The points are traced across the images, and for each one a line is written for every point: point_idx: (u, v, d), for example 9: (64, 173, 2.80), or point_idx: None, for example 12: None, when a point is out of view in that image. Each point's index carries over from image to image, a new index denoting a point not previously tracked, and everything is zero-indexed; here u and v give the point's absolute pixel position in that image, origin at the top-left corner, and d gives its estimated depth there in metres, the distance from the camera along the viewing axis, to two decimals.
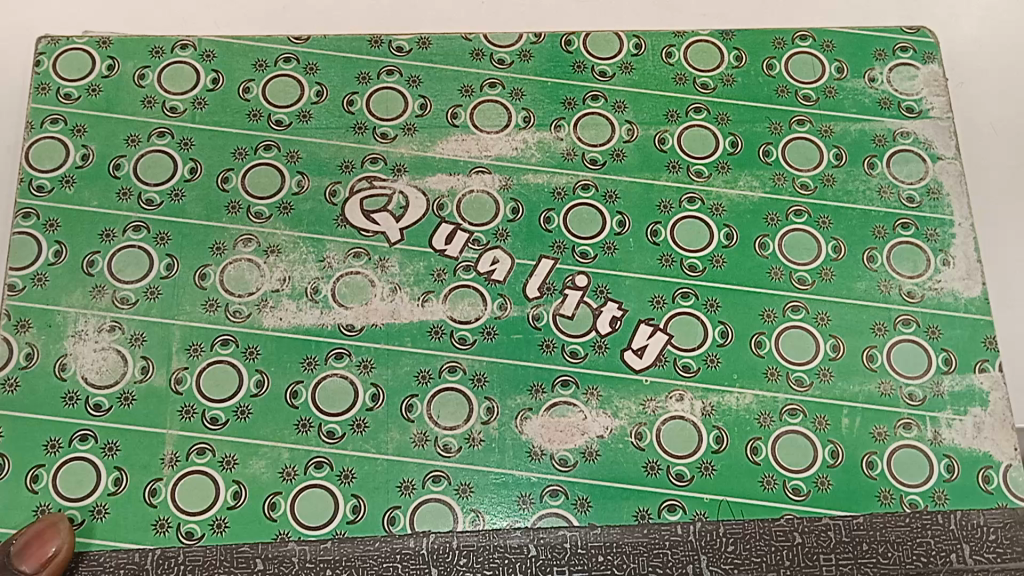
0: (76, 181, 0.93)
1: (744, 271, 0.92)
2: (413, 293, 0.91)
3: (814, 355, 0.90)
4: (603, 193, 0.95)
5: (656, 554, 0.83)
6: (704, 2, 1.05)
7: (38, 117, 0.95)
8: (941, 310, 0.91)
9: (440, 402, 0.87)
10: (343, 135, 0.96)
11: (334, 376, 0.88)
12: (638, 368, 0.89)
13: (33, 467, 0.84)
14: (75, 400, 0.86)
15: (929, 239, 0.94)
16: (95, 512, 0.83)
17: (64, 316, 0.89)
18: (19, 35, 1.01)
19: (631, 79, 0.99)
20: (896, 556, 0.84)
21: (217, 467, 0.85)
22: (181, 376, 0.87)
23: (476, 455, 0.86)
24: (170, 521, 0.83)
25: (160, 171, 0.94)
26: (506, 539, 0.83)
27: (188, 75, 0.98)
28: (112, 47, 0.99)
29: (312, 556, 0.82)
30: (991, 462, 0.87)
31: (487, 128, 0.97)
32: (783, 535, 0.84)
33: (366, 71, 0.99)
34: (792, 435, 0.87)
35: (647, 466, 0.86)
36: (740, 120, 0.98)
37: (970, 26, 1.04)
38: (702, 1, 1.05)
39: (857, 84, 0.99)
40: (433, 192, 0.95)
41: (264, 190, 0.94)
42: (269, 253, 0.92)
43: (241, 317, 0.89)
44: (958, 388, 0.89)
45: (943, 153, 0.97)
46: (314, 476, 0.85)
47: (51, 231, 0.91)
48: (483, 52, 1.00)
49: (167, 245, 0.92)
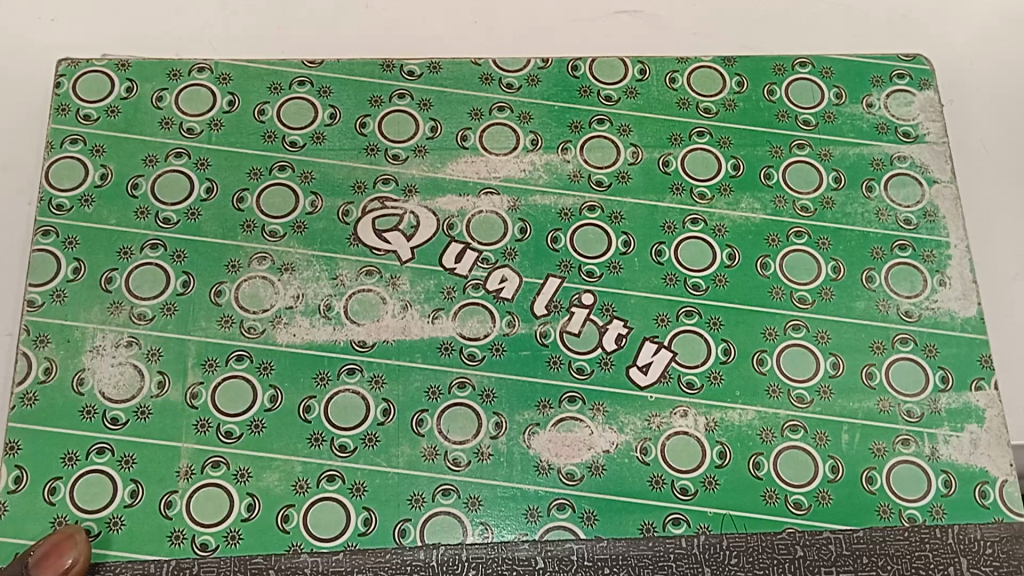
0: (95, 201, 0.96)
1: (746, 290, 0.95)
2: (423, 310, 0.93)
3: (814, 372, 0.92)
4: (609, 214, 0.97)
5: (661, 566, 0.85)
6: (699, 21, 1.08)
7: (57, 138, 0.98)
8: (938, 329, 0.94)
9: (449, 417, 0.89)
10: (356, 156, 0.99)
11: (345, 391, 0.90)
12: (643, 384, 0.91)
13: (51, 479, 0.86)
14: (93, 413, 0.88)
15: (926, 260, 0.96)
16: (111, 524, 0.85)
17: (82, 331, 0.91)
18: (41, 59, 1.04)
19: (635, 103, 1.02)
20: (895, 569, 0.85)
21: (232, 480, 0.86)
22: (196, 391, 0.89)
23: (485, 469, 0.88)
24: (186, 532, 0.85)
25: (177, 191, 0.97)
26: (514, 551, 0.85)
27: (205, 97, 1.01)
28: (131, 69, 1.02)
29: (324, 568, 0.84)
30: (987, 477, 0.89)
31: (495, 150, 1.00)
32: (786, 549, 0.86)
33: (378, 95, 1.01)
34: (793, 450, 0.89)
35: (652, 480, 0.88)
36: (741, 144, 1.01)
37: (964, 53, 1.07)
38: (698, 21, 1.08)
39: (855, 110, 1.02)
40: (443, 212, 0.97)
41: (279, 210, 0.96)
42: (283, 271, 0.94)
43: (255, 333, 0.91)
44: (955, 405, 0.91)
45: (939, 177, 1.00)
46: (326, 489, 0.86)
47: (70, 249, 0.94)
48: (492, 77, 1.02)
49: (183, 262, 0.94)
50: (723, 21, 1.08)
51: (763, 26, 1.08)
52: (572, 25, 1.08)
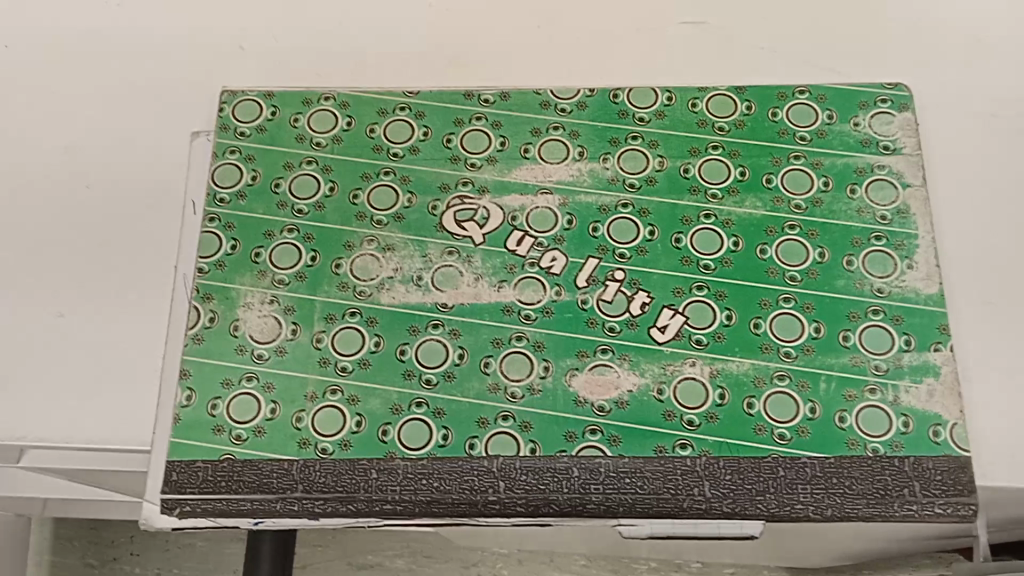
0: (248, 196, 1.27)
1: (746, 270, 1.19)
2: (491, 281, 1.20)
3: (800, 334, 1.15)
4: (638, 209, 1.24)
5: (669, 478, 1.09)
6: (697, 60, 1.35)
7: (221, 149, 1.30)
8: (904, 303, 1.17)
9: (509, 361, 1.15)
10: (443, 164, 1.28)
11: (431, 340, 1.17)
12: (661, 340, 1.16)
13: (213, 398, 1.15)
14: (244, 351, 1.18)
15: (898, 248, 1.20)
16: (256, 432, 1.13)
17: (238, 291, 1.22)
18: (193, 83, 1.38)
19: (664, 123, 1.29)
20: (859, 488, 1.08)
21: (345, 403, 1.14)
22: (320, 337, 1.18)
23: (535, 401, 1.13)
24: (312, 439, 1.13)
25: (308, 189, 1.27)
26: (556, 462, 1.10)
27: (329, 119, 1.32)
28: (275, 98, 1.34)
29: (414, 469, 1.11)
30: (940, 420, 1.10)
31: (551, 160, 1.28)
32: (770, 470, 1.09)
33: (461, 117, 1.31)
34: (780, 394, 1.12)
35: (665, 414, 1.12)
36: (748, 155, 1.26)
37: (926, 85, 1.33)
38: (695, 59, 1.35)
39: (845, 128, 1.28)
40: (509, 207, 1.25)
41: (384, 204, 1.26)
42: (385, 250, 1.23)
43: (365, 295, 1.20)
44: (916, 362, 1.13)
45: (912, 182, 1.24)
46: (415, 412, 1.14)
47: (229, 231, 1.25)
48: (550, 103, 1.32)
49: (312, 242, 1.24)
50: (719, 59, 1.35)
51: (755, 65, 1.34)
52: (595, 57, 1.36)
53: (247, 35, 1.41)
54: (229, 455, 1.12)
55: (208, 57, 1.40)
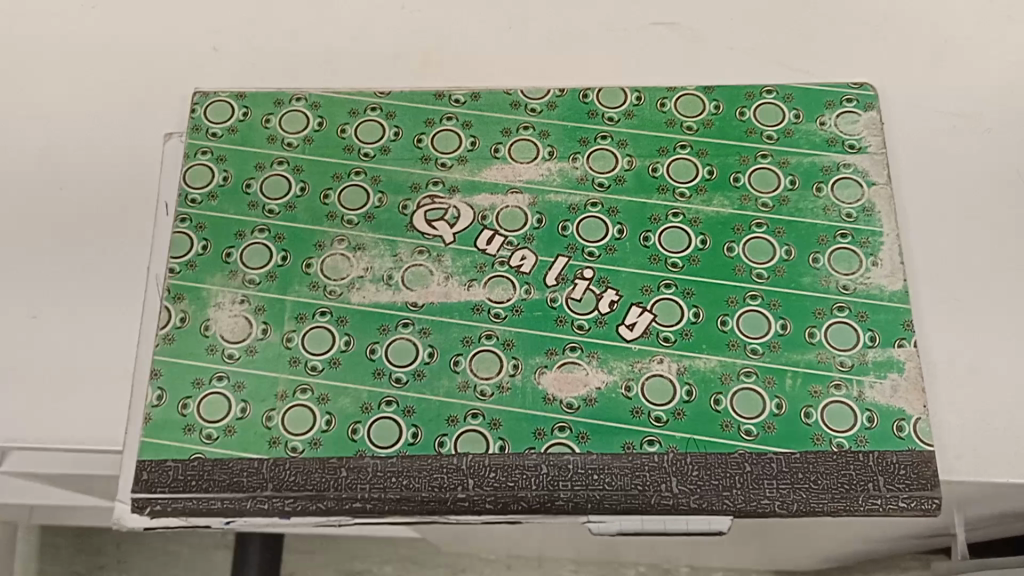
0: (219, 196, 1.28)
1: (714, 268, 1.20)
2: (461, 280, 1.21)
3: (767, 331, 1.16)
4: (607, 208, 1.25)
5: (637, 475, 1.10)
6: (666, 60, 1.37)
7: (193, 150, 1.31)
8: (869, 299, 1.18)
9: (479, 359, 1.16)
10: (413, 164, 1.29)
11: (401, 339, 1.18)
12: (629, 338, 1.17)
13: (183, 397, 1.15)
14: (215, 350, 1.18)
15: (863, 245, 1.21)
16: (227, 431, 1.14)
17: (208, 291, 1.22)
18: (165, 83, 1.38)
19: (633, 123, 1.30)
20: (824, 483, 1.09)
21: (315, 402, 1.15)
22: (291, 336, 1.19)
23: (504, 399, 1.14)
24: (281, 438, 1.13)
25: (279, 189, 1.28)
26: (525, 460, 1.11)
27: (301, 119, 1.33)
28: (247, 99, 1.34)
29: (383, 467, 1.11)
30: (904, 416, 1.12)
31: (521, 159, 1.28)
32: (737, 465, 1.10)
33: (432, 117, 1.32)
34: (747, 390, 1.13)
35: (633, 410, 1.13)
36: (715, 154, 1.28)
37: (891, 84, 1.35)
38: (664, 59, 1.37)
39: (811, 127, 1.29)
40: (479, 207, 1.26)
41: (354, 204, 1.26)
42: (356, 250, 1.24)
43: (335, 295, 1.21)
44: (880, 358, 1.15)
45: (877, 180, 1.26)
46: (385, 410, 1.14)
47: (200, 231, 1.25)
48: (520, 103, 1.32)
49: (283, 242, 1.24)
50: (688, 59, 1.37)
51: (723, 65, 1.36)
52: (566, 58, 1.38)
53: (219, 37, 1.42)
54: (200, 454, 1.12)
55: (180, 58, 1.40)
